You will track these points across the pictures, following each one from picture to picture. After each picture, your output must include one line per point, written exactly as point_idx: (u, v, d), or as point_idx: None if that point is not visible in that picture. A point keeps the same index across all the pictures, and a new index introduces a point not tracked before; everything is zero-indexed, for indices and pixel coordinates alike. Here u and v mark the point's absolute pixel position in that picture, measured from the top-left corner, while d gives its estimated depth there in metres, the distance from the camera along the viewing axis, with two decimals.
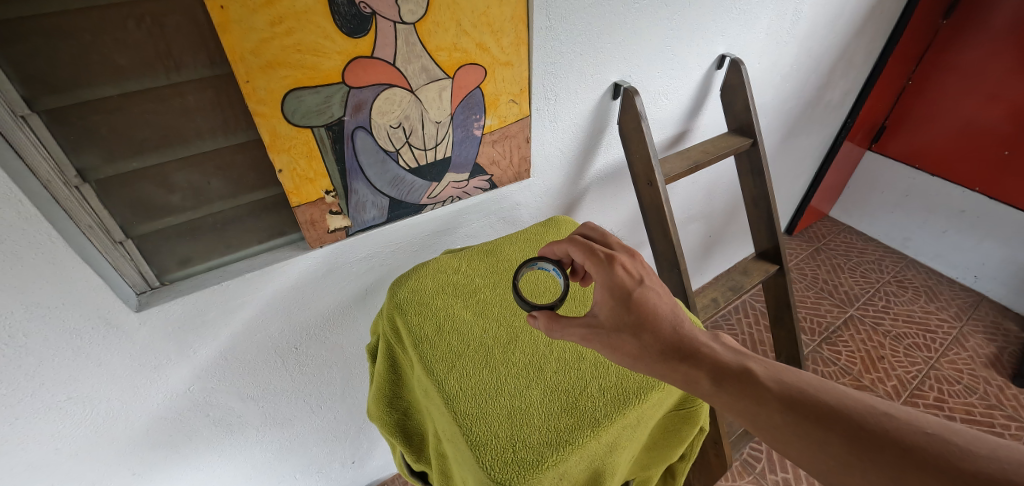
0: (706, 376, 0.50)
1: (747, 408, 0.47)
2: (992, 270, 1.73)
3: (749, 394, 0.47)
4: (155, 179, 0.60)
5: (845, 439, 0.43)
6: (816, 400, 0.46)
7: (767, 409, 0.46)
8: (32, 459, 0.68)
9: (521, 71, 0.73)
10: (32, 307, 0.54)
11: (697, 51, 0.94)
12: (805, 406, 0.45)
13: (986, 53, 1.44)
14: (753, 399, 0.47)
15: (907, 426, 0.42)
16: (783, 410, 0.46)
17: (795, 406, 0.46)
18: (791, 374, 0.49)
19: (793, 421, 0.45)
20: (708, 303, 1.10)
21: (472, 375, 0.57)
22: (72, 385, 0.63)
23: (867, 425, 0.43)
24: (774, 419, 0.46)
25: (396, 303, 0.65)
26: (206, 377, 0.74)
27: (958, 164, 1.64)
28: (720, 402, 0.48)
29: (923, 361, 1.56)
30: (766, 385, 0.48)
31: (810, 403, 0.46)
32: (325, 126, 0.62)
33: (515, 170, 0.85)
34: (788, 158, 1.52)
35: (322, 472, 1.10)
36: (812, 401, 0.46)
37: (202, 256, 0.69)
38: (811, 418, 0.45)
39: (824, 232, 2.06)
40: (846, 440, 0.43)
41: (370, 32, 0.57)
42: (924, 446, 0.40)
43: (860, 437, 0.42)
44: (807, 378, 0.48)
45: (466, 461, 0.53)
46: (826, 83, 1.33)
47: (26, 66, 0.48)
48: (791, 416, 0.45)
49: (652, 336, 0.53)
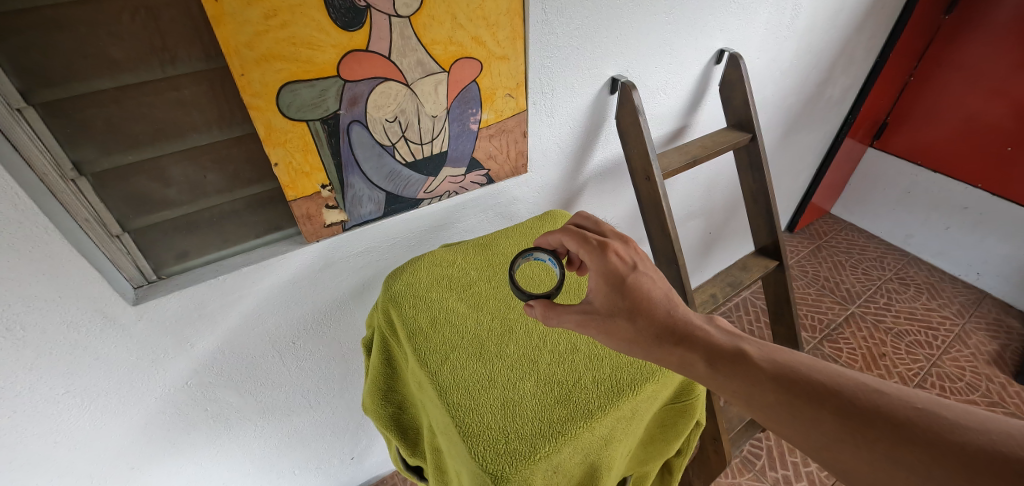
0: (701, 359, 0.50)
1: (741, 389, 0.47)
2: (995, 267, 1.72)
3: (743, 375, 0.47)
4: (152, 173, 0.60)
5: (837, 415, 0.43)
6: (808, 380, 0.45)
7: (760, 389, 0.46)
8: (31, 453, 0.68)
9: (517, 66, 0.73)
10: (29, 300, 0.55)
11: (695, 46, 0.94)
12: (797, 385, 0.45)
13: (989, 49, 1.43)
14: (746, 379, 0.47)
15: (896, 402, 0.42)
16: (776, 390, 0.46)
17: (788, 385, 0.45)
18: (783, 354, 0.49)
19: (786, 400, 0.45)
20: (707, 299, 1.09)
21: (466, 366, 0.58)
22: (69, 379, 0.64)
23: (857, 401, 0.43)
24: (767, 398, 0.46)
25: (391, 295, 0.65)
26: (203, 372, 0.75)
27: (961, 161, 1.63)
28: (714, 383, 0.48)
29: (925, 358, 1.55)
30: (759, 366, 0.47)
31: (802, 382, 0.45)
32: (320, 120, 0.62)
33: (513, 165, 0.85)
34: (788, 154, 1.51)
35: (320, 469, 1.10)
36: (804, 380, 0.46)
37: (199, 250, 0.69)
38: (803, 396, 0.44)
39: (825, 229, 2.05)
40: (837, 417, 0.42)
41: (366, 25, 0.57)
42: (915, 421, 0.40)
43: (850, 413, 0.42)
44: (799, 358, 0.48)
45: (459, 453, 0.53)
46: (826, 78, 1.32)
47: (21, 59, 0.48)
48: (784, 394, 0.45)
49: (647, 320, 0.53)
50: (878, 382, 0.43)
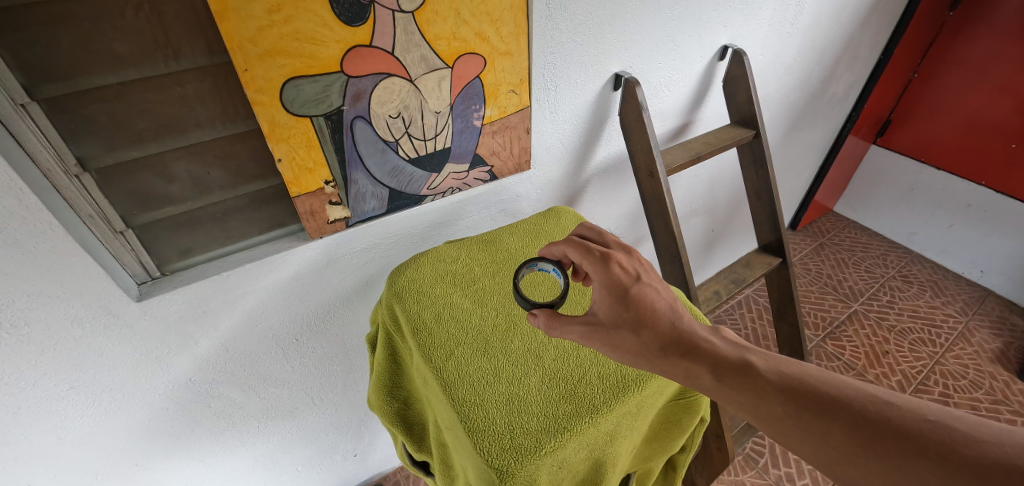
0: (707, 371, 0.49)
1: (749, 402, 0.47)
2: (998, 265, 1.71)
3: (751, 387, 0.47)
4: (156, 169, 0.60)
5: (846, 429, 0.43)
6: (817, 392, 0.45)
7: (769, 402, 0.46)
8: (36, 449, 0.68)
9: (521, 62, 0.73)
10: (33, 296, 0.55)
11: (698, 42, 0.93)
12: (805, 398, 0.45)
13: (994, 46, 1.42)
14: (753, 392, 0.47)
15: (907, 414, 0.42)
16: (784, 403, 0.46)
17: (796, 398, 0.45)
18: (791, 365, 0.49)
19: (795, 413, 0.45)
20: (710, 296, 1.09)
21: (471, 362, 0.57)
22: (74, 375, 0.64)
23: (867, 414, 0.43)
24: (775, 411, 0.46)
25: (395, 291, 0.65)
26: (207, 367, 0.75)
27: (965, 158, 1.62)
28: (722, 397, 0.48)
29: (928, 356, 1.54)
30: (767, 378, 0.47)
31: (811, 394, 0.45)
32: (324, 116, 0.62)
33: (516, 161, 0.85)
34: (792, 151, 1.51)
35: (323, 465, 1.10)
36: (813, 392, 0.46)
37: (203, 246, 0.69)
38: (812, 410, 0.45)
39: (828, 227, 2.04)
40: (848, 430, 0.42)
41: (369, 20, 0.57)
42: (927, 434, 0.40)
43: (862, 426, 0.42)
44: (806, 369, 0.48)
45: (465, 449, 0.52)
46: (830, 75, 1.32)
47: (24, 53, 0.48)
48: (791, 408, 0.45)
49: (653, 333, 0.52)
50: (889, 393, 0.43)
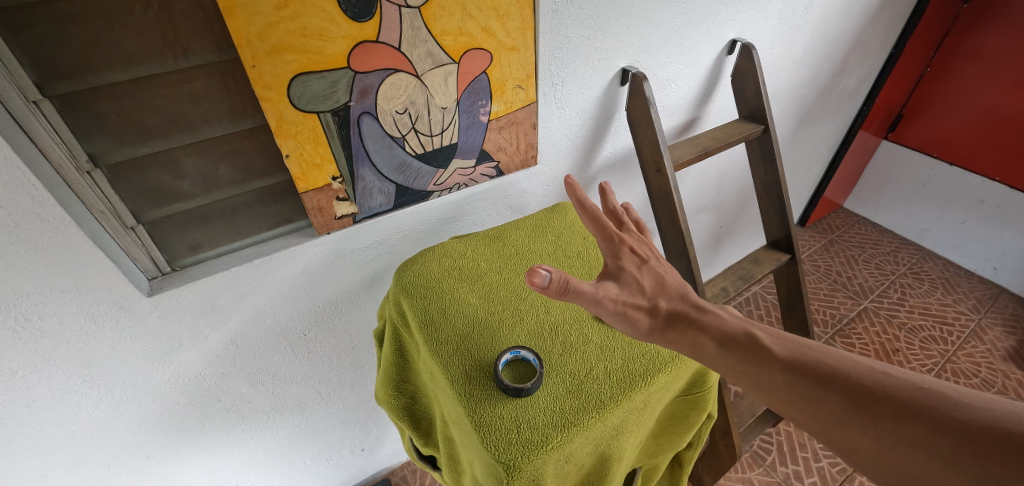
0: (713, 340, 0.50)
1: (750, 370, 0.48)
2: (1012, 262, 1.68)
3: (752, 357, 0.48)
4: (165, 165, 0.60)
5: (843, 396, 0.44)
6: (817, 364, 0.47)
7: (769, 371, 0.47)
8: (49, 441, 0.69)
9: (527, 56, 0.72)
10: (46, 290, 0.55)
11: (706, 36, 0.92)
12: (806, 367, 0.46)
13: (1010, 37, 1.40)
14: (756, 360, 0.48)
15: (903, 383, 0.43)
16: (785, 372, 0.47)
17: (796, 367, 0.47)
18: (793, 339, 0.50)
19: (794, 380, 0.46)
20: (718, 293, 1.08)
21: (478, 354, 0.58)
22: (87, 369, 0.65)
23: (865, 383, 0.44)
24: (775, 379, 0.47)
25: (403, 285, 0.66)
26: (217, 362, 0.75)
27: (978, 152, 1.60)
28: (724, 364, 0.49)
29: (939, 353, 1.53)
30: (769, 349, 0.48)
31: (810, 363, 0.47)
32: (332, 111, 0.62)
33: (522, 157, 0.85)
34: (801, 147, 1.49)
35: (332, 459, 1.11)
36: (814, 363, 0.47)
37: (213, 242, 0.69)
38: (810, 377, 0.46)
39: (838, 224, 2.03)
40: (844, 397, 0.44)
41: (375, 15, 0.57)
42: (919, 400, 0.42)
43: (858, 395, 0.43)
44: (807, 343, 0.49)
45: (471, 442, 0.53)
46: (840, 69, 1.30)
47: (37, 50, 0.48)
48: (791, 375, 0.46)
49: (666, 301, 0.54)
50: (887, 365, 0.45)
